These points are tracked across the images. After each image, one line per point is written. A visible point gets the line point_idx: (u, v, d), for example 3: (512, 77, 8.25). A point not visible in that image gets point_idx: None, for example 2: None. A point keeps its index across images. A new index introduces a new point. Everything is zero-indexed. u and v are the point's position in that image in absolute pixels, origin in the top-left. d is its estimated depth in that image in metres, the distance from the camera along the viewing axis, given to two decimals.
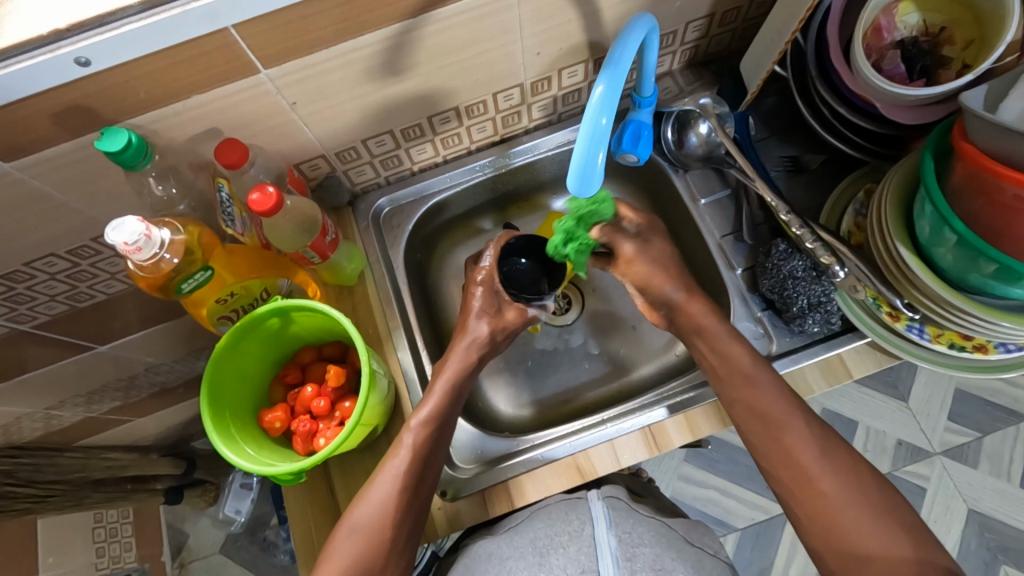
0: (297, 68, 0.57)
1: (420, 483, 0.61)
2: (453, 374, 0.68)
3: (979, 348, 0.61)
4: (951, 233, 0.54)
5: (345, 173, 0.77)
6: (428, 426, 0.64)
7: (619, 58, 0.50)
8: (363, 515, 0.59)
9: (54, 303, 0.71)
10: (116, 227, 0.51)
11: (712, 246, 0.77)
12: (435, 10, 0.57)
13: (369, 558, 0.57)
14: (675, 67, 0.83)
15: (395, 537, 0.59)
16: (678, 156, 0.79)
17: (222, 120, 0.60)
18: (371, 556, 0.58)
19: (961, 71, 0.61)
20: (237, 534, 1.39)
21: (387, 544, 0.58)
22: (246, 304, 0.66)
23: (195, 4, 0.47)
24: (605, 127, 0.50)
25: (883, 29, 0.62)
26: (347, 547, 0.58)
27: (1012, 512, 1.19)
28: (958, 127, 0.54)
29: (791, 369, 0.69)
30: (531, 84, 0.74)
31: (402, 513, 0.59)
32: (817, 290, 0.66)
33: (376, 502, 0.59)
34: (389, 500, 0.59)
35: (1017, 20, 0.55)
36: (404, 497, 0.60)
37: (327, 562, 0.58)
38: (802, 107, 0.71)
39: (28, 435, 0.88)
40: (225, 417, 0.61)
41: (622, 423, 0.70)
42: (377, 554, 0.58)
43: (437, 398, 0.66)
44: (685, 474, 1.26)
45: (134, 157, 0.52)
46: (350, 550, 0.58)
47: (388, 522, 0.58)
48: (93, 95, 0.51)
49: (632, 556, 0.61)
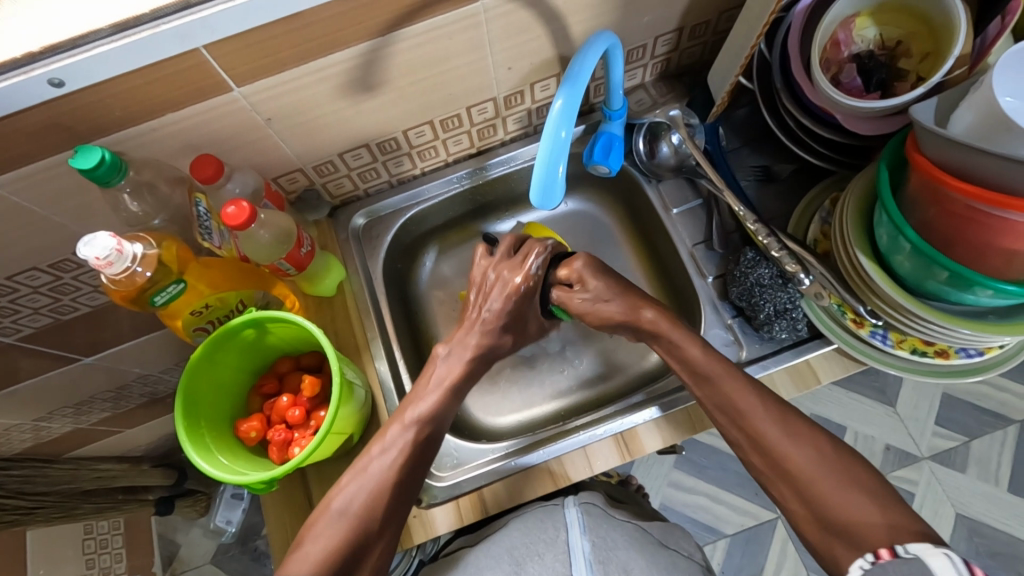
0: (270, 85, 0.59)
1: (415, 474, 0.63)
2: (454, 380, 0.69)
3: (941, 353, 0.63)
4: (905, 242, 0.55)
5: (323, 186, 0.79)
6: (426, 422, 0.66)
7: (578, 74, 0.52)
8: (351, 502, 0.59)
9: (38, 316, 0.72)
10: (87, 242, 0.53)
11: (684, 254, 0.79)
12: (404, 28, 0.59)
13: (355, 540, 0.57)
14: (647, 79, 0.84)
15: (383, 522, 0.59)
16: (651, 166, 0.81)
17: (198, 136, 0.62)
18: (359, 539, 0.58)
19: (916, 83, 0.63)
20: (229, 545, 1.40)
21: (377, 527, 0.59)
22: (222, 316, 0.68)
23: (165, 26, 0.48)
24: (564, 140, 0.52)
25: (841, 43, 0.65)
26: (334, 529, 0.58)
27: (1001, 516, 1.20)
28: (912, 139, 0.55)
29: (763, 375, 0.70)
30: (505, 98, 0.76)
31: (394, 500, 0.61)
32: (783, 297, 0.68)
33: (368, 489, 0.60)
34: (382, 485, 0.61)
35: (966, 35, 0.57)
36: (395, 484, 0.61)
37: (312, 543, 0.57)
38: (768, 119, 0.73)
39: (17, 446, 0.89)
40: (201, 425, 0.62)
41: (595, 430, 0.71)
42: (362, 539, 0.58)
43: (436, 398, 0.68)
44: (673, 480, 1.27)
45: (107, 174, 0.54)
46: (338, 531, 0.57)
47: (378, 509, 0.59)
48: (69, 113, 0.52)
49: (606, 560, 0.61)
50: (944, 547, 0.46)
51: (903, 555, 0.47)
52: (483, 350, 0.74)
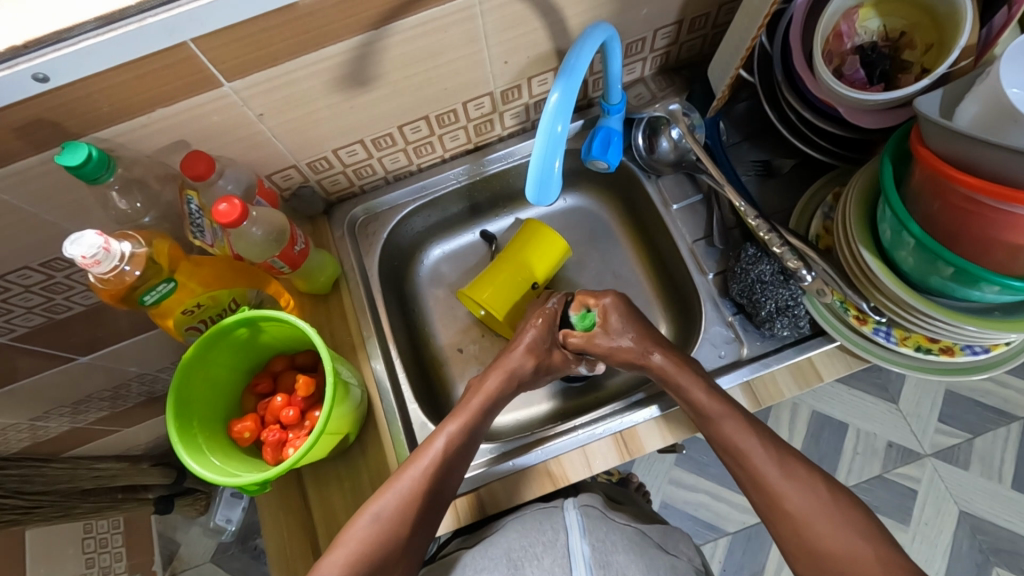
0: (260, 80, 0.58)
1: (442, 486, 0.62)
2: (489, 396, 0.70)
3: (945, 350, 0.61)
4: (909, 237, 0.54)
5: (319, 183, 0.78)
6: (460, 433, 0.65)
7: (574, 66, 0.50)
8: (384, 507, 0.60)
9: (31, 315, 0.71)
10: (74, 241, 0.52)
11: (684, 250, 0.78)
12: (397, 21, 0.58)
13: (388, 547, 0.59)
14: (647, 73, 0.83)
15: (412, 528, 0.60)
16: (650, 162, 0.80)
17: (189, 132, 0.61)
18: (392, 544, 0.59)
19: (921, 75, 0.62)
20: (228, 543, 1.39)
21: (404, 536, 0.60)
22: (215, 314, 0.67)
23: (151, 19, 0.47)
24: (560, 134, 0.50)
25: (844, 35, 0.63)
26: (363, 535, 0.59)
27: (1005, 514, 1.18)
28: (916, 131, 0.54)
29: (736, 385, 0.69)
30: (502, 92, 0.75)
31: (422, 512, 0.61)
32: (785, 294, 0.67)
33: (400, 496, 0.61)
34: (410, 495, 0.60)
35: (972, 25, 0.55)
36: (425, 496, 0.61)
37: (342, 547, 0.59)
38: (769, 113, 0.72)
39: (15, 446, 0.89)
40: (193, 426, 0.61)
41: (594, 429, 0.70)
42: (393, 544, 0.59)
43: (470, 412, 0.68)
44: (675, 478, 1.26)
45: (96, 170, 0.53)
46: (371, 537, 0.59)
47: (409, 517, 0.60)
48: (56, 109, 0.51)
49: (606, 565, 0.60)
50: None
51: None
52: (522, 361, 0.73)
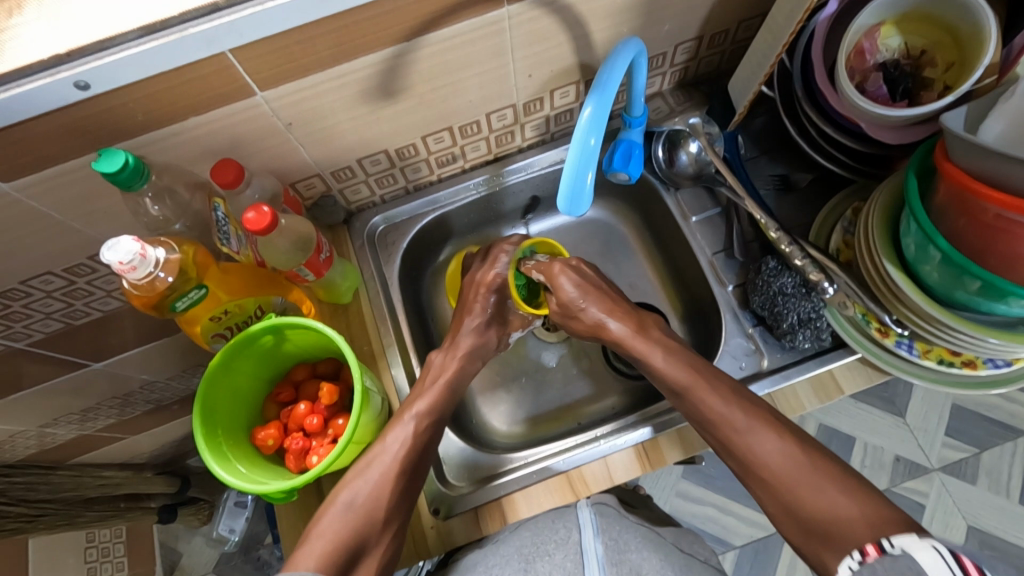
0: (293, 90, 0.58)
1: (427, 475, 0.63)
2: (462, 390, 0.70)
3: (968, 363, 0.62)
4: (935, 251, 0.55)
5: (340, 192, 0.79)
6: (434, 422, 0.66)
7: (607, 80, 0.51)
8: (360, 495, 0.59)
9: (50, 321, 0.71)
10: (111, 247, 0.52)
11: (704, 262, 0.79)
12: (429, 34, 0.58)
13: (362, 536, 0.57)
14: (665, 87, 0.84)
15: (389, 516, 0.60)
16: (669, 174, 0.81)
17: (220, 141, 0.61)
18: (362, 534, 0.57)
19: (943, 92, 0.63)
20: (231, 554, 1.36)
21: (382, 525, 0.59)
22: (240, 322, 0.67)
23: (193, 29, 0.48)
24: (593, 147, 0.51)
25: (866, 52, 0.65)
26: (337, 526, 0.57)
27: (1013, 531, 1.18)
28: (942, 147, 0.55)
29: None
30: (524, 105, 0.76)
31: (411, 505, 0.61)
32: (806, 307, 0.67)
33: (376, 485, 0.60)
34: (388, 486, 0.60)
35: (994, 45, 0.57)
36: (402, 481, 0.61)
37: (319, 538, 0.56)
38: (789, 126, 0.72)
39: (21, 453, 0.88)
40: (218, 434, 0.61)
41: (615, 440, 0.70)
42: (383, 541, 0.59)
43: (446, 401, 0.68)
44: (682, 490, 1.25)
45: (130, 178, 0.53)
46: (347, 527, 0.57)
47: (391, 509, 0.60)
48: (92, 116, 0.52)
49: (619, 561, 0.62)
50: (930, 540, 0.44)
51: (890, 551, 0.45)
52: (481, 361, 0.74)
